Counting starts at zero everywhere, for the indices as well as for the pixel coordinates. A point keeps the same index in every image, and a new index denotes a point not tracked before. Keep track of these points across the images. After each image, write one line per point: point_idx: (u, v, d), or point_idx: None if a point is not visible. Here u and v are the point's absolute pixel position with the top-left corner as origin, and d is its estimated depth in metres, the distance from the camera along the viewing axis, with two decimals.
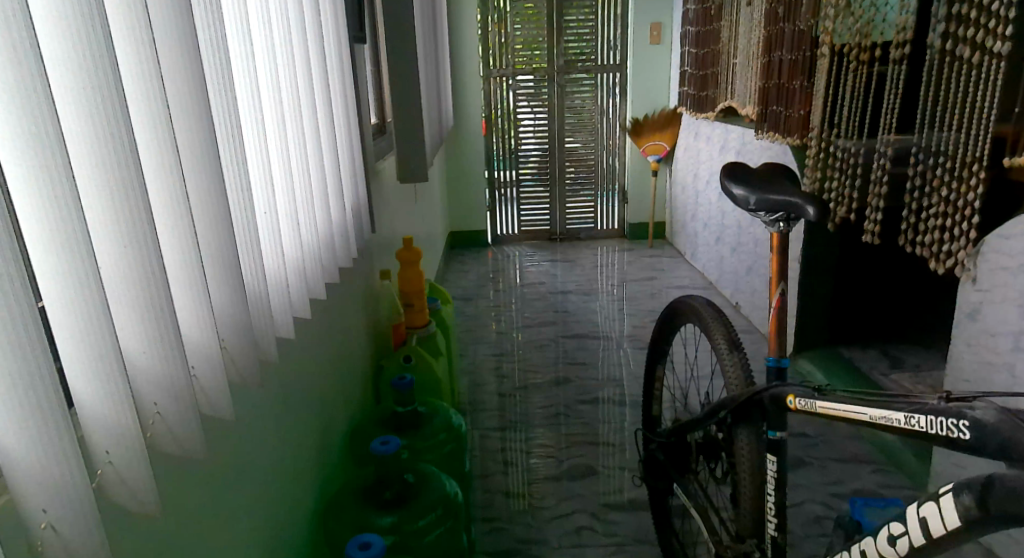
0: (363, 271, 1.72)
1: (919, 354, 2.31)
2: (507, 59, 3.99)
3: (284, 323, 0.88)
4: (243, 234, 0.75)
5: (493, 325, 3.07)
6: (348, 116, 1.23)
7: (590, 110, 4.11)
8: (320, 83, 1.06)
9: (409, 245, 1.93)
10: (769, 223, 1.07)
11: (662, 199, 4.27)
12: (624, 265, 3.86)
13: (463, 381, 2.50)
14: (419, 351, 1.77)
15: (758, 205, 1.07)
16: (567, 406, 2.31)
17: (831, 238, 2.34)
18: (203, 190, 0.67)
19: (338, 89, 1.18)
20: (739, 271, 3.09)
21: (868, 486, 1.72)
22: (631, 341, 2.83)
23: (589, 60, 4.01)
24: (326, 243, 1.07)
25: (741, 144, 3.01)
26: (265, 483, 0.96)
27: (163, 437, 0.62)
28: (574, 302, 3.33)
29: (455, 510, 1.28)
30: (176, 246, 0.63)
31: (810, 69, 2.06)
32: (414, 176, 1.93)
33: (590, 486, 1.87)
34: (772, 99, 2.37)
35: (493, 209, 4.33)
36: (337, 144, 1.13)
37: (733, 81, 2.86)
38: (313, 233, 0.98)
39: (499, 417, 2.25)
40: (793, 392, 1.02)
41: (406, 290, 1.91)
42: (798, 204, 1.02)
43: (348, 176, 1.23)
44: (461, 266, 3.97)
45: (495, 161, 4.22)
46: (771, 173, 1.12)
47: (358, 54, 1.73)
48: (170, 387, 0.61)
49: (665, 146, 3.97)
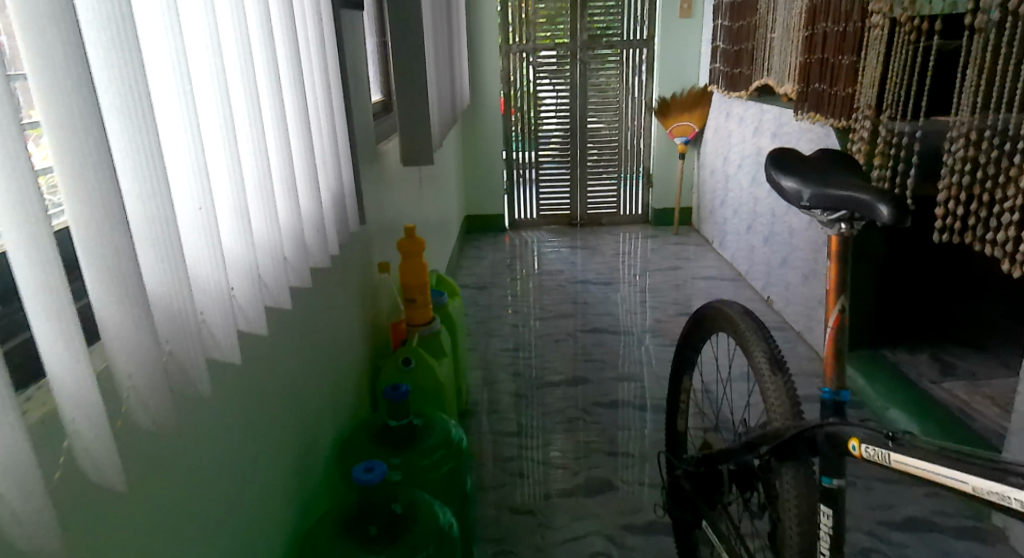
0: (359, 263, 1.57)
1: (975, 361, 2.12)
2: (529, 33, 3.79)
3: (229, 343, 0.73)
4: (145, 233, 0.60)
5: (508, 317, 2.89)
6: (328, 94, 1.09)
7: (614, 88, 3.89)
8: (289, 58, 0.93)
9: (410, 234, 1.76)
10: (828, 224, 0.85)
11: (689, 182, 4.05)
12: (648, 254, 3.67)
13: (473, 379, 2.35)
14: (419, 353, 1.62)
15: (813, 202, 0.85)
16: (582, 410, 2.14)
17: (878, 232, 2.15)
18: (81, 190, 0.52)
19: (307, 57, 1.01)
20: (772, 263, 2.89)
21: (921, 513, 1.53)
22: (655, 337, 2.65)
23: (615, 35, 3.79)
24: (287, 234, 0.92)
25: (777, 125, 2.78)
26: (206, 533, 0.82)
27: (9, 522, 0.49)
28: (594, 292, 3.15)
29: (451, 546, 1.13)
30: (35, 267, 0.48)
31: (857, 44, 1.86)
32: (418, 160, 1.75)
33: (606, 504, 1.70)
34: (815, 75, 2.16)
35: (511, 192, 4.14)
36: (308, 128, 0.98)
37: (771, 56, 2.64)
38: (263, 223, 0.83)
39: (510, 420, 2.09)
40: (856, 435, 0.82)
41: (407, 284, 1.75)
42: (868, 200, 0.79)
43: (325, 166, 1.07)
44: (476, 252, 3.80)
45: (514, 140, 4.02)
46: (831, 166, 0.90)
47: (353, 21, 1.55)
48: (14, 461, 0.48)
49: (695, 127, 3.75)
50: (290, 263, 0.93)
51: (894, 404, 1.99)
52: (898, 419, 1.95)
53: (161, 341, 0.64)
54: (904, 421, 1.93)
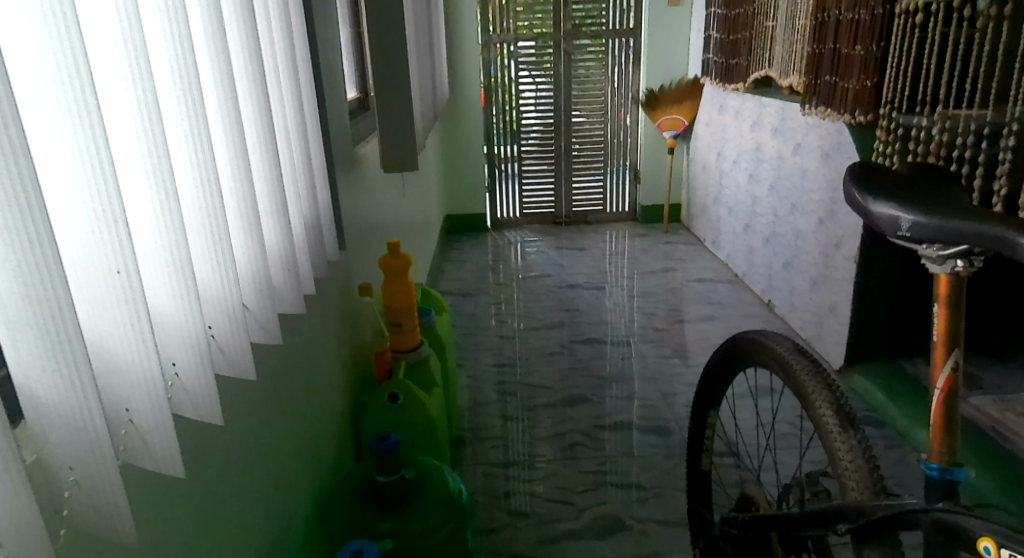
0: (338, 283, 1.37)
1: (1000, 372, 1.99)
2: (508, 23, 3.59)
3: (166, 452, 0.53)
4: (17, 317, 0.41)
5: (496, 327, 2.70)
6: (298, 96, 0.89)
7: (598, 80, 3.71)
8: (245, 51, 0.73)
9: (394, 250, 1.57)
10: (936, 259, 0.70)
11: (678, 178, 3.90)
12: (638, 254, 3.51)
13: (462, 401, 2.16)
14: (408, 386, 1.42)
15: (915, 233, 0.70)
16: (583, 434, 1.96)
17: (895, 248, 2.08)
18: None
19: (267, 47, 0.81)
20: (775, 266, 2.74)
21: None
22: (654, 348, 2.49)
23: (599, 25, 3.61)
24: (246, 277, 0.72)
25: (779, 120, 2.61)
26: None
27: None
28: (585, 298, 2.98)
29: None
30: None
31: (882, 32, 1.68)
32: (396, 166, 1.55)
33: (619, 549, 1.53)
34: (825, 67, 1.99)
35: (493, 190, 3.94)
36: (272, 136, 0.78)
37: (772, 46, 2.47)
38: (214, 271, 0.64)
39: (504, 449, 1.90)
40: (988, 535, 0.65)
41: (391, 306, 1.56)
42: (994, 234, 0.63)
43: (292, 185, 0.86)
44: (457, 255, 3.59)
45: (495, 136, 3.82)
46: (930, 183, 0.75)
47: (325, 9, 1.34)
48: None
49: (685, 121, 3.58)
50: (250, 314, 0.74)
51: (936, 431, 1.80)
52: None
53: (55, 469, 0.46)
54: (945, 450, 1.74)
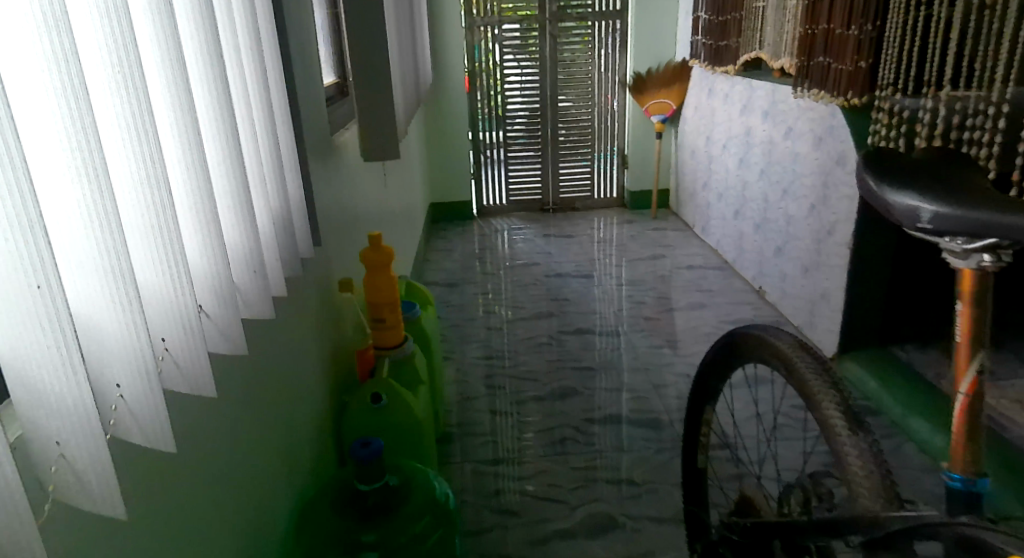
0: (316, 278, 1.30)
1: (997, 358, 1.96)
2: (493, 5, 3.50)
3: (104, 486, 0.49)
4: None
5: (483, 319, 2.64)
6: (263, 80, 0.82)
7: (584, 63, 3.63)
8: (194, 22, 0.66)
9: (376, 243, 1.50)
10: (962, 253, 0.65)
11: (666, 163, 3.84)
12: (627, 241, 3.45)
13: (449, 396, 2.10)
14: (392, 386, 1.36)
15: (938, 226, 0.65)
16: (573, 428, 1.91)
17: (890, 234, 2.04)
18: None
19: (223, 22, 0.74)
20: (766, 253, 2.69)
21: None
22: (645, 338, 2.44)
23: (585, 6, 3.53)
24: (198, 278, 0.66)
25: (770, 103, 2.55)
26: None
27: None
28: (574, 287, 2.92)
29: None
30: None
31: (878, 11, 1.63)
32: (376, 155, 1.47)
33: (613, 549, 1.48)
34: (818, 48, 1.93)
35: (478, 177, 3.87)
36: (228, 119, 0.70)
37: (762, 27, 2.41)
38: (162, 274, 0.57)
39: (493, 445, 1.85)
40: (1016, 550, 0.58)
41: (373, 301, 1.49)
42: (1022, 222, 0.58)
43: (256, 177, 0.79)
44: (443, 244, 3.52)
45: (480, 121, 3.74)
46: (947, 171, 0.70)
47: None
48: None
49: (673, 104, 3.52)
50: (208, 318, 0.67)
51: (929, 420, 1.77)
52: (930, 437, 1.73)
53: None
54: (937, 440, 1.70)
